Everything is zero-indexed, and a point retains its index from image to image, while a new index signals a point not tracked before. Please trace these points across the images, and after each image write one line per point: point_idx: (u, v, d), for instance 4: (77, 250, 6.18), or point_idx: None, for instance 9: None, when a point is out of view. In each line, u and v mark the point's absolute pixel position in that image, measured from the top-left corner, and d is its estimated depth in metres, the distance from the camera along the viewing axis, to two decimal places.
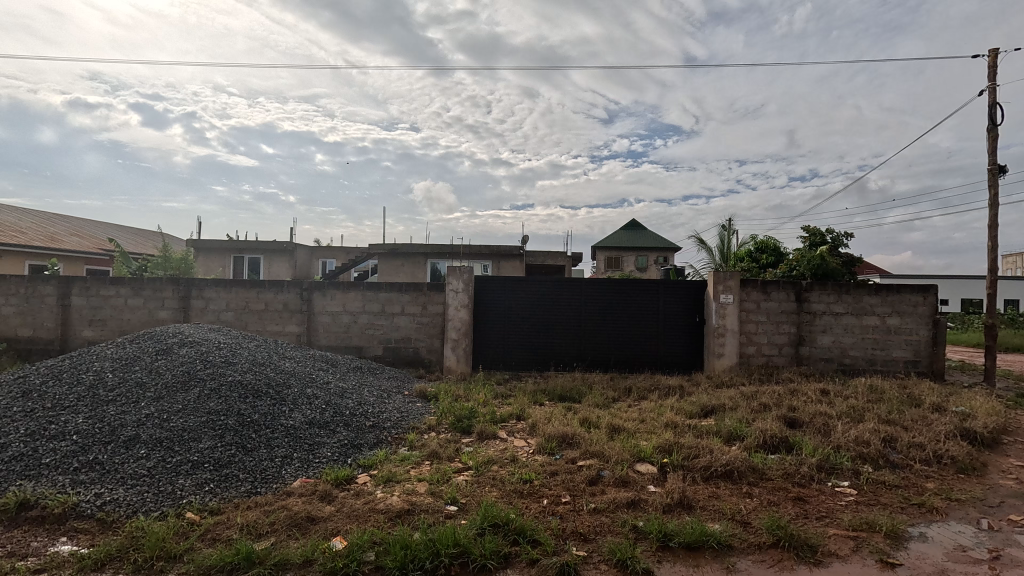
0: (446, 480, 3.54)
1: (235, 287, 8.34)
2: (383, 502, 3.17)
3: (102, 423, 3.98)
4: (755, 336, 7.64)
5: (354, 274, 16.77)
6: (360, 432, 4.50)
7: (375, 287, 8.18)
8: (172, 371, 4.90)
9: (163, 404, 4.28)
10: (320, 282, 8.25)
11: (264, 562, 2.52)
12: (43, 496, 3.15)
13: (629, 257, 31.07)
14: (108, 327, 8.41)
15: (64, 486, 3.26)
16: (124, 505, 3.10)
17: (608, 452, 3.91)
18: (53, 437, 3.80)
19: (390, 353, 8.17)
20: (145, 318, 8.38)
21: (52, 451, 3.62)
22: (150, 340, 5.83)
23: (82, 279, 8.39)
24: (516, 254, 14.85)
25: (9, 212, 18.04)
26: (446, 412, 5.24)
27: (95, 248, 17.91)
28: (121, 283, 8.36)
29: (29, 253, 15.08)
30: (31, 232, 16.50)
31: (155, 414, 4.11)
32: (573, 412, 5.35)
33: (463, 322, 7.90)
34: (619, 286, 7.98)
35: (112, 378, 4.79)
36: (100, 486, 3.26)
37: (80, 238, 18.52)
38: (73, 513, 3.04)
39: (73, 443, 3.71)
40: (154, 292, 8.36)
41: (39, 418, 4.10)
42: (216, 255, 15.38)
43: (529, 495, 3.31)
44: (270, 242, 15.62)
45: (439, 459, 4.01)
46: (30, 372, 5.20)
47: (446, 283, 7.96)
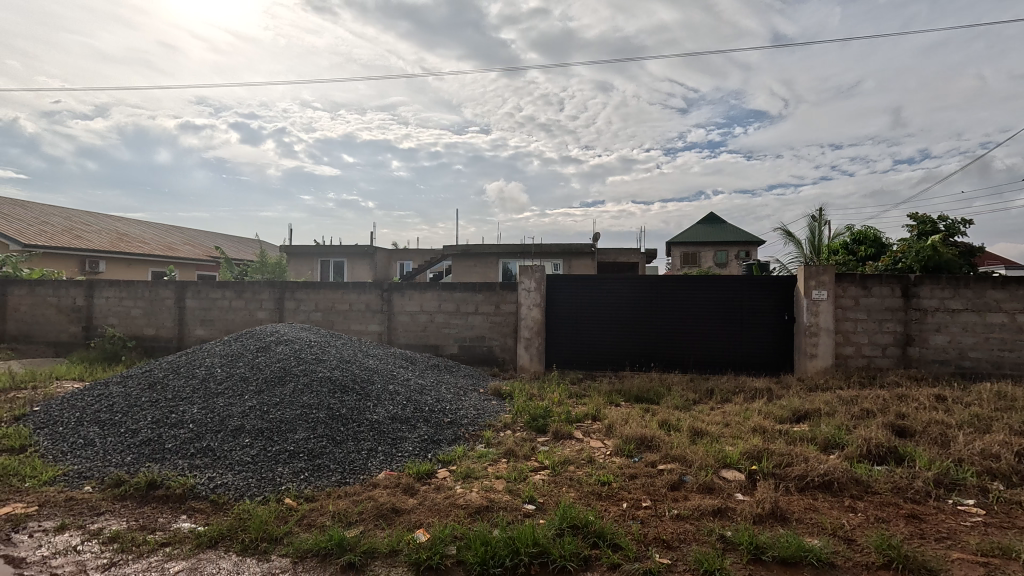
0: (523, 479, 3.56)
1: (323, 289, 8.92)
2: (463, 497, 3.24)
3: (214, 414, 4.41)
4: (854, 335, 7.01)
5: (429, 273, 17.33)
6: (439, 428, 4.63)
7: (449, 287, 8.42)
8: (271, 367, 5.32)
9: (264, 397, 4.66)
10: (399, 283, 8.61)
11: (354, 549, 2.66)
12: (167, 477, 3.55)
13: (706, 252, 29.70)
14: (216, 327, 9.30)
15: (183, 469, 3.66)
16: (232, 489, 3.41)
17: (691, 457, 3.74)
18: (174, 425, 4.27)
19: (465, 352, 8.36)
20: (246, 318, 9.18)
21: (174, 437, 4.07)
22: (251, 339, 6.35)
23: (194, 283, 9.35)
24: (587, 252, 14.66)
25: (136, 226, 20.55)
26: (521, 411, 5.26)
27: (204, 255, 19.90)
28: (226, 286, 9.22)
29: (151, 260, 17.08)
30: (152, 242, 18.62)
31: (257, 406, 4.50)
32: (652, 413, 5.19)
33: (536, 322, 7.92)
34: (698, 282, 7.64)
35: (221, 372, 5.30)
36: (213, 471, 3.62)
37: (191, 246, 20.70)
38: (191, 494, 3.39)
39: (189, 431, 4.15)
40: (253, 294, 9.14)
41: (163, 408, 4.63)
42: (306, 259, 16.59)
43: (608, 498, 3.24)
44: (352, 247, 16.40)
45: (516, 457, 4.04)
46: (155, 366, 5.88)
47: (519, 283, 8.02)
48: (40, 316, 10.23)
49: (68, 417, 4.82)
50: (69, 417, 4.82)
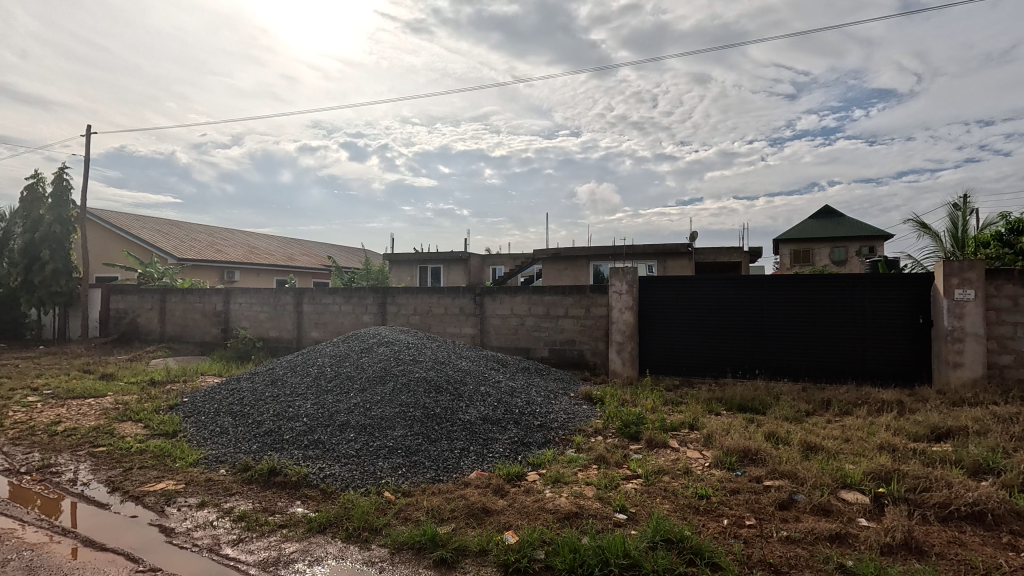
0: (615, 487, 3.45)
1: (420, 294, 9.39)
2: (552, 502, 3.22)
3: (324, 409, 4.81)
4: (1012, 342, 5.96)
5: (521, 277, 17.57)
6: (529, 431, 4.65)
7: (539, 290, 8.46)
8: (373, 367, 5.69)
9: (367, 395, 5.00)
10: (490, 287, 8.81)
11: (446, 545, 2.74)
12: (285, 465, 3.93)
13: (820, 249, 27.06)
14: (328, 329, 10.16)
15: (298, 459, 4.03)
16: (339, 479, 3.69)
17: (803, 474, 3.40)
18: (292, 418, 4.73)
19: (556, 355, 8.34)
20: (353, 321, 9.93)
21: (291, 430, 4.50)
22: (357, 340, 6.84)
23: (310, 290, 10.30)
24: (684, 252, 13.99)
25: (264, 239, 23.15)
26: (613, 416, 5.12)
27: (319, 264, 21.90)
28: (336, 292, 10.05)
29: (276, 269, 19.13)
30: (276, 253, 20.88)
31: (361, 403, 4.83)
32: (757, 424, 4.80)
33: (628, 325, 7.68)
34: (809, 282, 6.96)
35: (331, 371, 5.78)
36: (323, 462, 3.95)
37: (308, 256, 22.87)
38: (305, 482, 3.72)
39: (304, 424, 4.57)
40: (360, 299, 9.86)
41: (283, 402, 5.14)
42: (406, 266, 17.61)
43: (706, 512, 3.04)
44: (449, 254, 17.09)
45: (606, 463, 3.94)
46: (276, 364, 6.55)
47: (610, 285, 7.85)
48: (190, 320, 11.87)
49: (209, 408, 5.52)
50: (210, 408, 5.52)
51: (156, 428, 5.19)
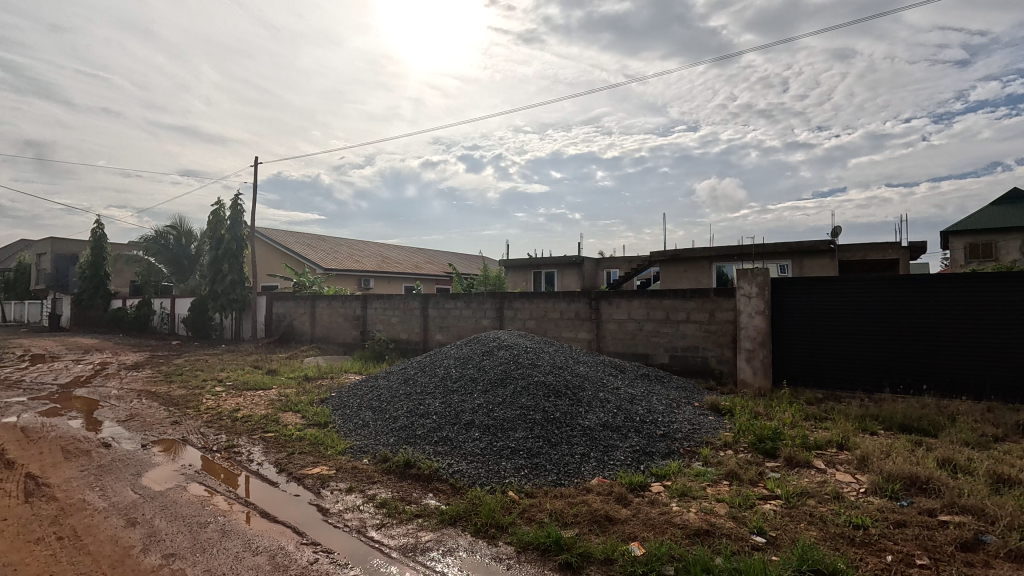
0: (750, 506, 3.20)
1: (536, 299, 9.56)
2: (680, 516, 3.08)
3: (451, 408, 5.12)
4: None
5: (637, 280, 17.05)
6: (651, 440, 4.49)
7: (658, 294, 8.15)
8: (494, 369, 5.92)
9: (489, 397, 5.23)
10: (607, 291, 8.69)
11: (571, 550, 2.76)
12: (419, 459, 4.25)
13: (1007, 241, 22.51)
14: (450, 332, 10.77)
15: (429, 454, 4.35)
16: (466, 476, 3.90)
17: (994, 512, 2.85)
18: (423, 416, 5.11)
19: (677, 362, 7.96)
20: (473, 325, 10.41)
21: (423, 427, 4.87)
22: (478, 343, 7.17)
23: (434, 295, 11.02)
24: (824, 250, 12.55)
25: (393, 250, 25.26)
26: (745, 430, 4.75)
27: (441, 271, 23.30)
28: (457, 298, 10.63)
29: (404, 277, 20.75)
30: (404, 262, 22.65)
31: (484, 404, 5.06)
32: (926, 448, 4.13)
33: (759, 331, 7.08)
34: (995, 281, 5.83)
35: (456, 372, 6.12)
36: (451, 458, 4.20)
37: (432, 264, 24.46)
38: (436, 476, 4.00)
39: (434, 422, 4.91)
40: (479, 304, 10.32)
41: (415, 400, 5.58)
42: (521, 271, 18.04)
43: (863, 545, 2.69)
44: (561, 258, 17.13)
45: (739, 480, 3.66)
46: (408, 364, 7.11)
47: (737, 288, 7.31)
48: (334, 323, 13.35)
49: (352, 403, 6.17)
50: (353, 402, 6.17)
51: (311, 418, 5.92)
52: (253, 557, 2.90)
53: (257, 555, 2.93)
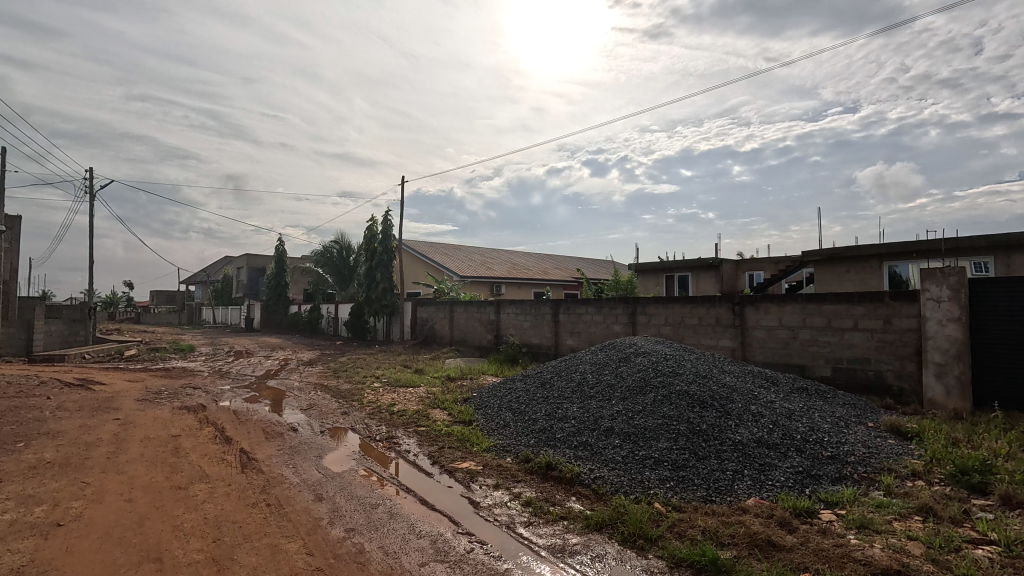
0: (955, 550, 2.70)
1: (672, 304, 9.15)
2: (861, 551, 2.71)
3: (590, 414, 5.13)
4: None
5: (787, 283, 15.39)
6: (817, 461, 4.01)
7: (816, 298, 7.29)
8: (632, 376, 5.79)
9: (628, 404, 5.13)
10: (753, 295, 8.01)
11: (730, 573, 2.59)
12: (560, 462, 4.33)
13: None
14: (582, 337, 10.77)
15: (570, 458, 4.41)
16: (609, 483, 3.87)
17: None
18: (562, 420, 5.19)
19: (842, 375, 7.03)
20: (605, 330, 10.29)
21: (562, 431, 4.95)
22: (614, 349, 7.07)
23: (565, 301, 11.12)
24: None
25: (523, 256, 26.01)
26: (941, 459, 4.02)
27: (569, 277, 23.39)
28: (588, 303, 10.60)
29: (533, 283, 21.24)
30: (533, 268, 23.19)
31: (624, 412, 4.98)
32: None
33: (954, 342, 5.94)
34: None
35: (592, 378, 6.11)
36: (593, 464, 4.21)
37: (560, 270, 24.68)
38: (578, 480, 4.03)
39: (573, 427, 4.96)
40: (611, 309, 10.17)
41: (553, 404, 5.69)
42: (652, 275, 17.38)
43: None
44: (696, 260, 16.15)
45: (938, 518, 3.11)
46: (543, 368, 7.27)
47: (921, 292, 6.23)
48: (471, 327, 14.14)
49: (493, 403, 6.48)
50: (494, 403, 6.48)
51: (457, 416, 6.35)
52: (417, 540, 3.20)
53: (420, 538, 3.22)
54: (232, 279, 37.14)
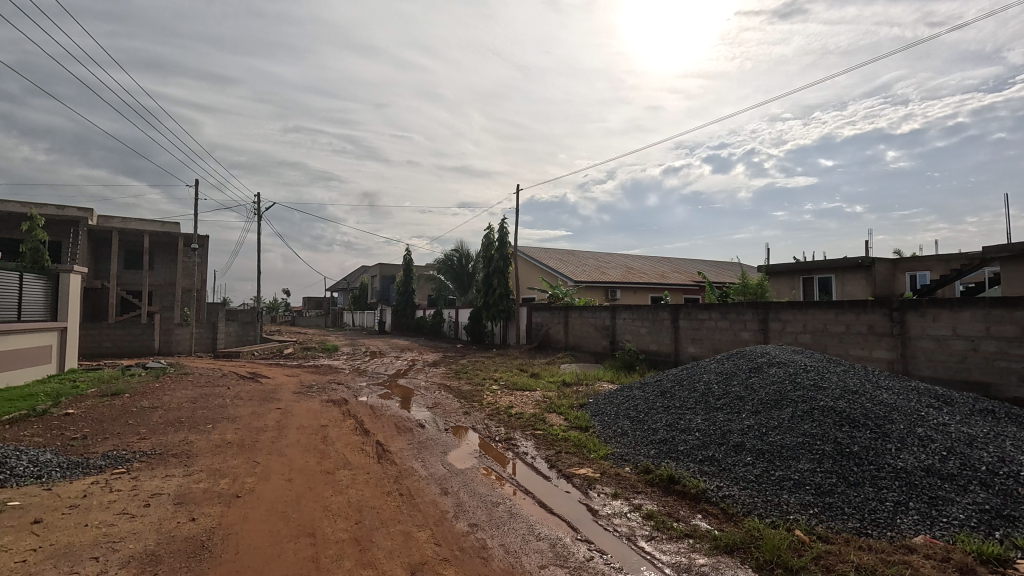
0: None
1: (812, 309, 8.23)
2: None
3: (716, 427, 4.81)
4: None
5: (962, 285, 12.98)
6: (1012, 500, 3.32)
7: (1004, 303, 6.06)
8: (765, 389, 5.31)
9: (761, 419, 4.71)
10: (916, 299, 6.90)
11: None
12: (684, 476, 4.12)
13: None
14: (705, 345, 10.13)
15: (695, 472, 4.17)
16: (740, 503, 3.59)
17: None
18: (685, 432, 4.94)
19: None
20: (732, 338, 9.57)
21: (685, 443, 4.71)
22: (743, 358, 6.54)
23: (686, 306, 10.55)
24: None
25: (639, 260, 25.21)
26: None
27: (690, 281, 22.13)
28: (712, 308, 9.95)
29: (650, 287, 20.46)
30: (650, 272, 22.34)
31: (756, 427, 4.59)
32: None
33: None
34: None
35: (718, 388, 5.72)
36: (720, 481, 3.94)
37: (679, 274, 23.47)
38: (704, 497, 3.80)
39: (697, 440, 4.70)
40: (738, 315, 9.44)
41: (675, 415, 5.44)
42: (787, 278, 15.78)
43: None
44: (840, 261, 14.34)
45: None
46: (664, 376, 6.96)
47: None
48: (586, 333, 14.02)
49: (610, 410, 6.36)
50: (611, 410, 6.35)
51: (573, 421, 6.34)
52: (537, 542, 3.24)
53: (540, 540, 3.26)
54: (367, 286, 41.04)
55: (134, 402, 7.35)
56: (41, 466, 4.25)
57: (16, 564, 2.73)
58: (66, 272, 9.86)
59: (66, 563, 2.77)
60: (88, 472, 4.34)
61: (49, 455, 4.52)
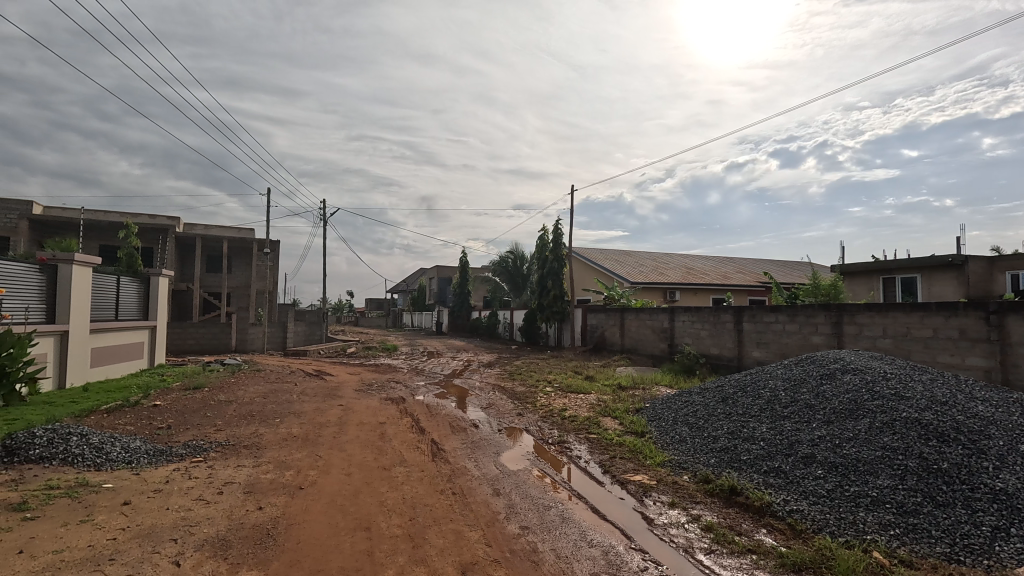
0: None
1: (892, 311, 7.59)
2: None
3: (783, 437, 4.53)
4: None
5: None
6: None
7: None
8: (839, 397, 4.93)
9: (834, 430, 4.38)
10: (1017, 301, 6.18)
11: None
12: (746, 488, 3.90)
13: None
14: (771, 349, 9.59)
15: (759, 484, 3.94)
16: (809, 519, 3.35)
17: None
18: (748, 441, 4.68)
19: None
20: (801, 342, 9.01)
21: (748, 452, 4.47)
22: (813, 364, 6.12)
23: (750, 308, 10.04)
24: None
25: (700, 260, 24.31)
26: None
27: (756, 282, 21.06)
28: (779, 310, 9.41)
29: (712, 288, 19.66)
30: (712, 273, 21.47)
31: (828, 438, 4.27)
32: None
33: None
34: None
35: (785, 396, 5.38)
36: (787, 495, 3.70)
37: (743, 274, 22.42)
38: (769, 511, 3.57)
39: (762, 449, 4.44)
40: (808, 318, 8.87)
41: (737, 423, 5.17)
42: (864, 278, 14.68)
43: None
44: (927, 259, 13.14)
45: None
46: (725, 381, 6.64)
47: None
48: (643, 335, 13.66)
49: (667, 416, 6.14)
50: (669, 415, 6.14)
51: (629, 426, 6.18)
52: (589, 549, 3.17)
53: (592, 547, 3.19)
54: (426, 288, 42.13)
55: (213, 396, 7.90)
56: (132, 453, 4.66)
57: (108, 541, 2.99)
58: (156, 276, 10.76)
59: (148, 543, 3.00)
60: (170, 459, 4.70)
61: (139, 443, 4.94)
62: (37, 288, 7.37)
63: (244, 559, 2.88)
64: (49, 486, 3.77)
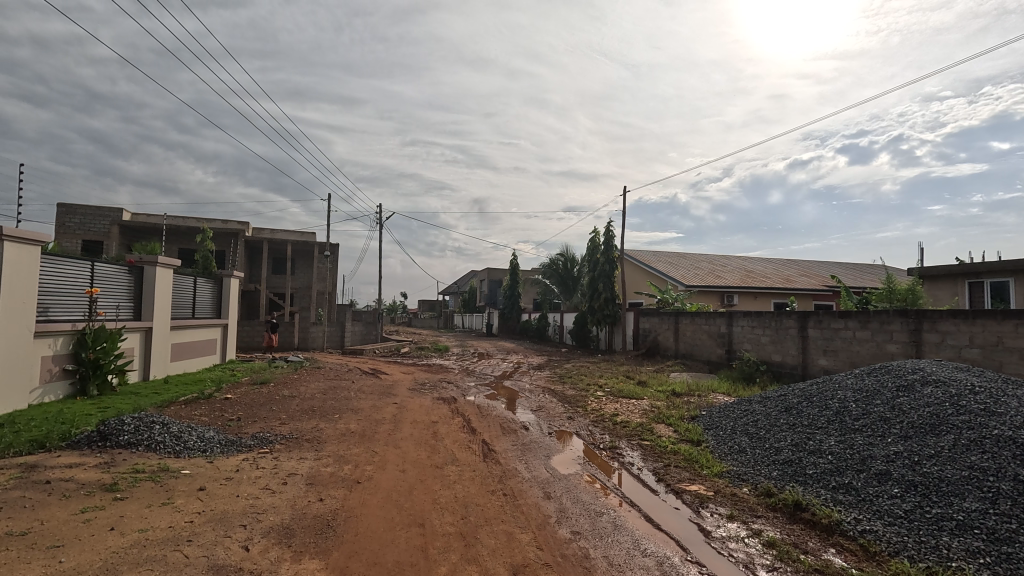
0: None
1: (980, 319, 6.96)
2: None
3: (853, 452, 4.24)
4: None
5: None
6: None
7: None
8: (919, 412, 4.55)
9: (912, 445, 4.06)
10: None
11: None
12: (812, 503, 3.69)
13: None
14: (840, 358, 9.02)
15: (827, 501, 3.71)
16: (884, 540, 3.13)
17: None
18: (814, 454, 4.43)
19: None
20: (874, 351, 8.41)
21: (815, 466, 4.23)
22: (888, 375, 5.69)
23: (816, 313, 9.50)
24: None
25: (761, 264, 23.23)
26: None
27: (822, 286, 19.87)
28: (849, 316, 8.85)
29: (773, 292, 18.76)
30: (774, 276, 20.48)
31: (905, 454, 3.97)
32: None
33: None
34: None
35: (856, 408, 5.03)
36: (859, 513, 3.47)
37: (809, 278, 21.22)
38: (838, 529, 3.37)
39: (830, 463, 4.19)
40: (882, 324, 8.28)
41: (802, 434, 4.90)
42: (947, 282, 13.55)
43: None
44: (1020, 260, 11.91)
45: None
46: (789, 390, 6.30)
47: None
48: (698, 341, 13.23)
49: (725, 425, 5.90)
50: (726, 424, 5.89)
51: (684, 434, 5.98)
52: (643, 558, 3.10)
53: (646, 557, 3.11)
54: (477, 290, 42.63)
55: (278, 390, 8.36)
56: (206, 442, 5.00)
57: (185, 523, 3.22)
58: (228, 276, 11.51)
59: (221, 528, 3.20)
60: (240, 449, 5.01)
61: (213, 432, 5.30)
62: (126, 287, 8.06)
63: (307, 547, 3.02)
64: (136, 470, 4.11)
